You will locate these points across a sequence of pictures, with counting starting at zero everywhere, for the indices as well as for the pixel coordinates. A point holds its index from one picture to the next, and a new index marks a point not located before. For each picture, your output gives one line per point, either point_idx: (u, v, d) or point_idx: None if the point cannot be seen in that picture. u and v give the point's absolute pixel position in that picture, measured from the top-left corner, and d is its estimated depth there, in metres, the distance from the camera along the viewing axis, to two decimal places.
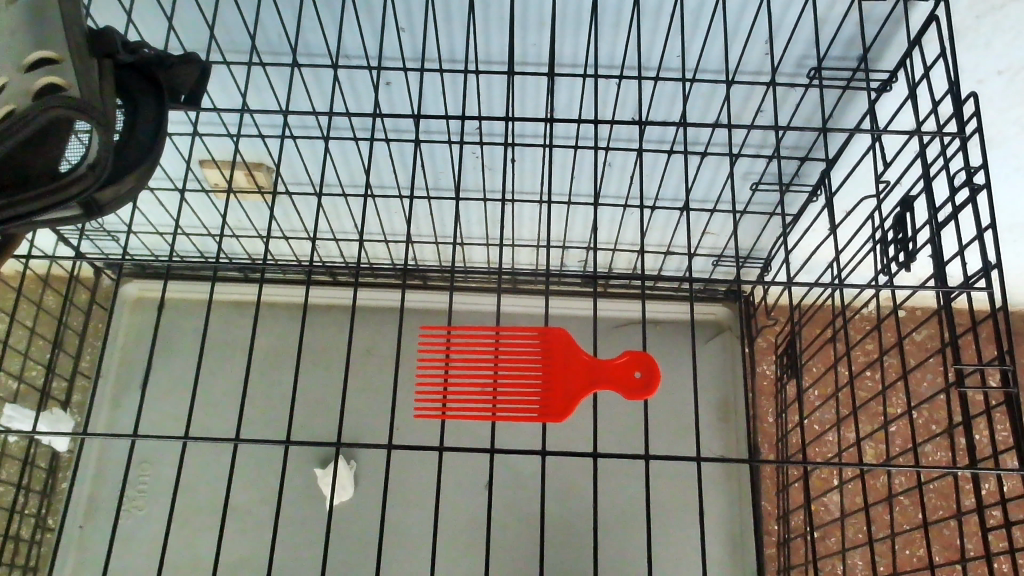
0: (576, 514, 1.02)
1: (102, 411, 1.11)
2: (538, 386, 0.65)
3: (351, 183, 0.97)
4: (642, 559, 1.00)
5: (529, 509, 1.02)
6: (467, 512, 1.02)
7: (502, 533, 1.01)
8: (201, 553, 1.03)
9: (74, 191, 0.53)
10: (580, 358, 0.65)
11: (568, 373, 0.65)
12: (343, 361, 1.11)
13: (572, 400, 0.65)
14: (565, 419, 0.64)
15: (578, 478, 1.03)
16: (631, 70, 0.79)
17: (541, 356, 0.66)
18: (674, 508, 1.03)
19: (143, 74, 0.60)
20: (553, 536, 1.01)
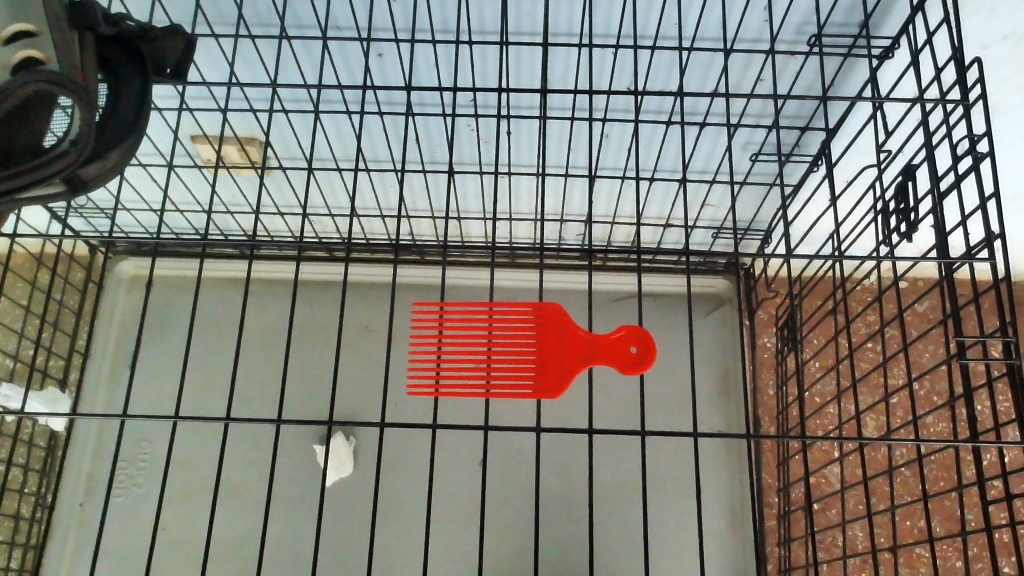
0: (572, 488, 1.01)
1: (98, 389, 1.10)
2: (532, 362, 0.64)
3: (344, 158, 0.96)
4: (639, 533, 1.00)
5: (525, 484, 1.02)
6: (464, 487, 1.02)
7: (498, 509, 1.01)
8: (198, 530, 1.03)
9: (55, 168, 0.53)
10: (575, 334, 0.64)
11: (563, 348, 0.65)
12: (338, 337, 1.10)
13: (567, 376, 0.64)
14: (560, 395, 0.63)
15: (575, 453, 1.03)
16: (627, 40, 0.78)
17: (535, 332, 0.65)
18: (671, 482, 1.02)
19: (127, 48, 0.59)
20: (550, 510, 1.01)
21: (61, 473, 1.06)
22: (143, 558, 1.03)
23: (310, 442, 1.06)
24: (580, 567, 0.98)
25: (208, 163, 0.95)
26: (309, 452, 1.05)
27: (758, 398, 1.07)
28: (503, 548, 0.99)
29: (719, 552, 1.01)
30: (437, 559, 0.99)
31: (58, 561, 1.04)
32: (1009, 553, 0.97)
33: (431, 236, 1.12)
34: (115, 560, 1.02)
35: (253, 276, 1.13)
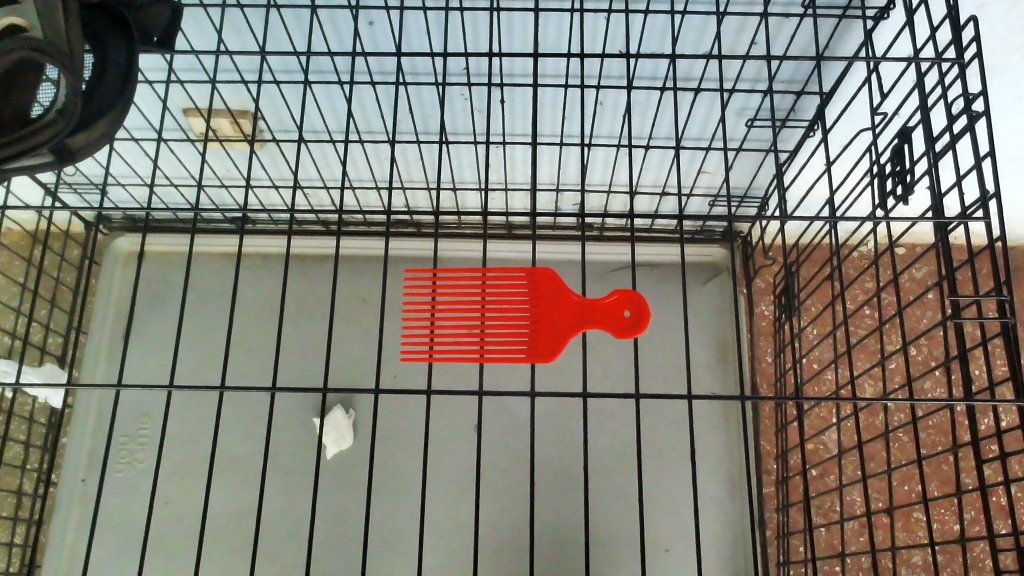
0: (568, 458, 1.02)
1: (95, 365, 1.10)
2: (526, 327, 0.65)
3: (337, 129, 0.95)
4: (635, 501, 1.00)
5: (521, 454, 1.02)
6: (461, 458, 1.03)
7: (496, 478, 1.01)
8: (197, 504, 1.03)
9: (43, 139, 0.52)
10: (568, 298, 0.64)
11: (556, 312, 0.65)
12: (332, 311, 1.10)
13: (561, 340, 0.64)
14: (554, 359, 0.64)
15: (571, 422, 1.03)
16: (619, 4, 0.77)
17: (528, 296, 0.65)
18: (667, 449, 1.03)
19: (111, 15, 0.58)
20: (546, 479, 1.01)
21: (61, 449, 1.07)
22: (144, 532, 1.03)
23: (307, 414, 1.06)
24: (577, 534, 0.98)
25: (200, 137, 0.94)
26: (307, 425, 1.06)
27: (755, 365, 1.07)
28: (501, 517, 1.00)
29: (716, 518, 1.01)
30: (435, 528, 1.00)
31: (60, 535, 1.04)
32: (1004, 514, 0.97)
33: (425, 208, 1.11)
34: (116, 534, 1.03)
35: (247, 250, 1.13)
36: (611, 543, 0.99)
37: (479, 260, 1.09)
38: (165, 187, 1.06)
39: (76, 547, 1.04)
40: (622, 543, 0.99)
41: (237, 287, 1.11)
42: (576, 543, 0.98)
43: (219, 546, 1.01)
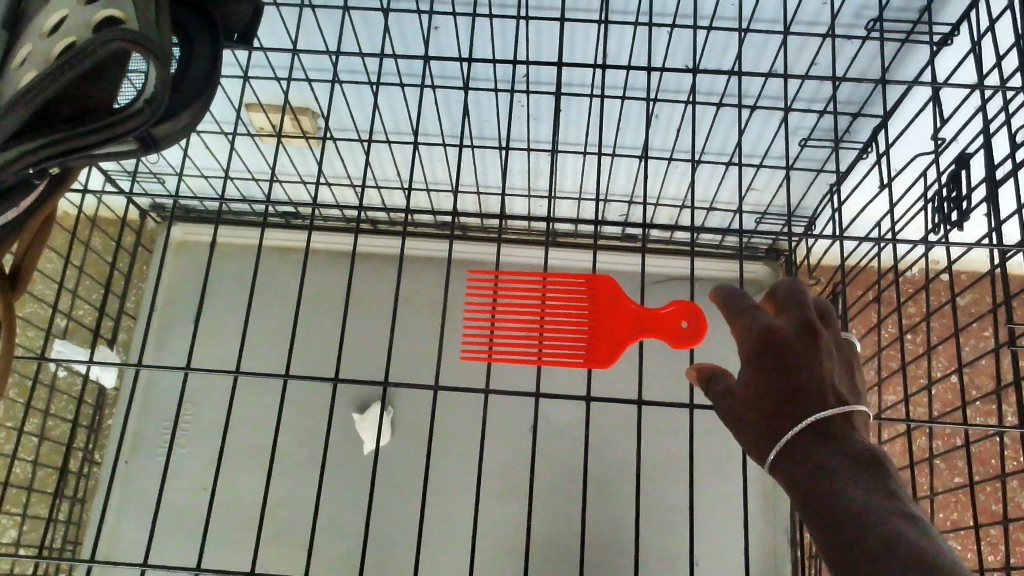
0: (620, 466, 1.03)
1: (157, 351, 1.13)
2: (585, 332, 0.66)
3: (398, 132, 0.98)
4: (686, 515, 1.00)
5: (572, 460, 1.03)
6: (512, 462, 1.03)
7: (545, 484, 1.02)
8: (251, 493, 1.05)
9: (131, 129, 0.54)
10: (628, 305, 0.65)
11: (616, 319, 0.65)
12: (391, 310, 1.11)
13: (620, 347, 0.65)
14: (611, 365, 0.65)
15: (623, 432, 1.04)
16: (685, 20, 0.78)
17: (588, 301, 0.66)
18: (717, 464, 1.03)
19: (199, 11, 0.60)
20: (597, 487, 1.02)
21: (107, 429, 1.13)
22: (199, 521, 1.05)
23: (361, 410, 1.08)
24: (626, 546, 0.99)
25: (262, 132, 0.96)
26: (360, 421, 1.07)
27: None
28: (549, 525, 1.00)
29: (761, 536, 1.01)
30: (485, 532, 1.01)
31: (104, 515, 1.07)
32: None
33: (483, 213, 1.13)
34: (171, 520, 1.05)
35: (311, 246, 1.15)
36: (658, 555, 0.99)
37: (541, 266, 1.10)
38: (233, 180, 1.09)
39: (124, 530, 1.06)
40: (668, 555, 0.99)
41: (300, 281, 1.13)
42: (625, 553, 0.98)
43: (272, 538, 1.03)
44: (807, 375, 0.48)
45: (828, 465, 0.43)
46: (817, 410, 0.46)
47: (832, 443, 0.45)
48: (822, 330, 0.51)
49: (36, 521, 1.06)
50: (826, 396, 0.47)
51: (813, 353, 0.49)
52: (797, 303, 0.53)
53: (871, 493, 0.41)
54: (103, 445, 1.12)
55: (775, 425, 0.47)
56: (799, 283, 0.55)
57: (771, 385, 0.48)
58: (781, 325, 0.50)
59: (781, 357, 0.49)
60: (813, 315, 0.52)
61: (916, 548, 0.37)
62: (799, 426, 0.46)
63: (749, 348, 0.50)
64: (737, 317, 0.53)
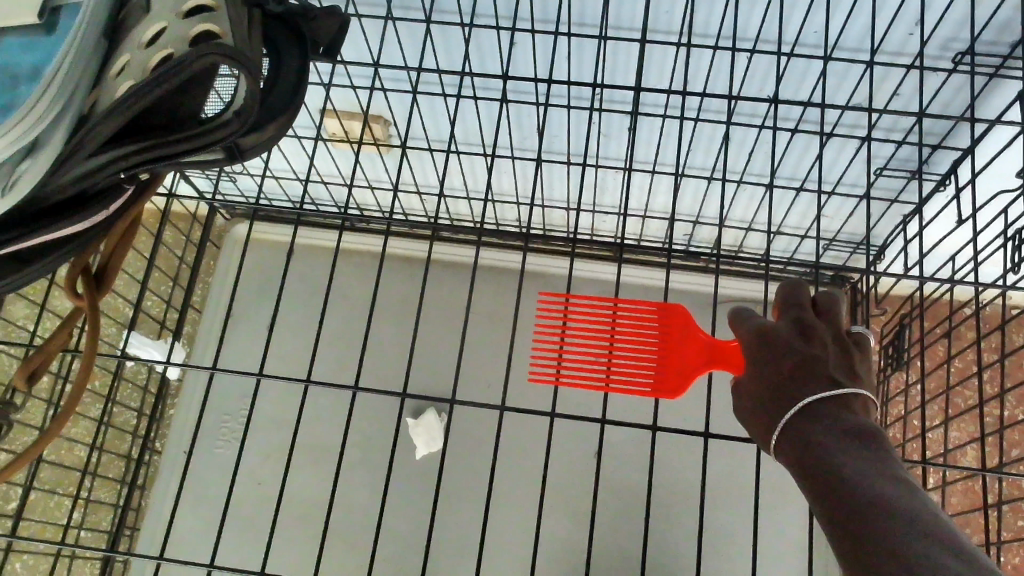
0: (684, 490, 1.04)
1: (229, 348, 1.17)
2: (653, 360, 0.65)
3: (468, 143, 0.99)
4: (748, 542, 1.01)
5: (636, 483, 1.05)
6: (576, 480, 1.06)
7: (609, 501, 1.04)
8: (319, 493, 1.09)
9: (219, 140, 0.55)
10: (699, 335, 0.64)
11: (685, 350, 0.64)
12: (462, 321, 1.14)
13: (688, 378, 0.64)
14: (678, 396, 0.64)
15: (688, 459, 1.06)
16: (768, 45, 0.78)
17: (659, 330, 0.66)
18: (780, 495, 1.04)
19: (289, 25, 0.61)
20: (660, 512, 1.04)
21: (168, 418, 1.15)
22: (265, 516, 1.09)
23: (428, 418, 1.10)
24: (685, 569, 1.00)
25: (334, 137, 0.99)
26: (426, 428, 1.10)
27: None
28: (610, 543, 1.02)
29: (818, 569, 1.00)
30: (548, 547, 1.03)
31: (161, 502, 1.11)
32: None
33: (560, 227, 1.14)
34: (240, 513, 1.09)
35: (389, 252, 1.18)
36: None
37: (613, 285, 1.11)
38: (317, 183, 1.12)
39: (186, 520, 1.10)
40: None
41: (376, 289, 1.16)
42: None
43: (338, 538, 1.06)
44: (799, 364, 0.52)
45: (817, 436, 0.47)
46: (805, 393, 0.50)
47: (820, 418, 0.49)
48: (816, 326, 0.55)
49: (101, 504, 1.10)
50: (819, 378, 0.51)
51: (808, 349, 0.53)
52: (794, 302, 0.58)
53: (851, 457, 0.45)
54: (164, 434, 1.15)
55: (773, 414, 0.51)
56: (797, 284, 0.60)
57: (767, 380, 0.53)
58: (774, 326, 0.55)
59: (775, 355, 0.54)
60: (807, 312, 0.56)
61: (884, 498, 0.40)
62: (790, 410, 0.50)
63: (750, 352, 0.56)
64: (741, 328, 0.58)
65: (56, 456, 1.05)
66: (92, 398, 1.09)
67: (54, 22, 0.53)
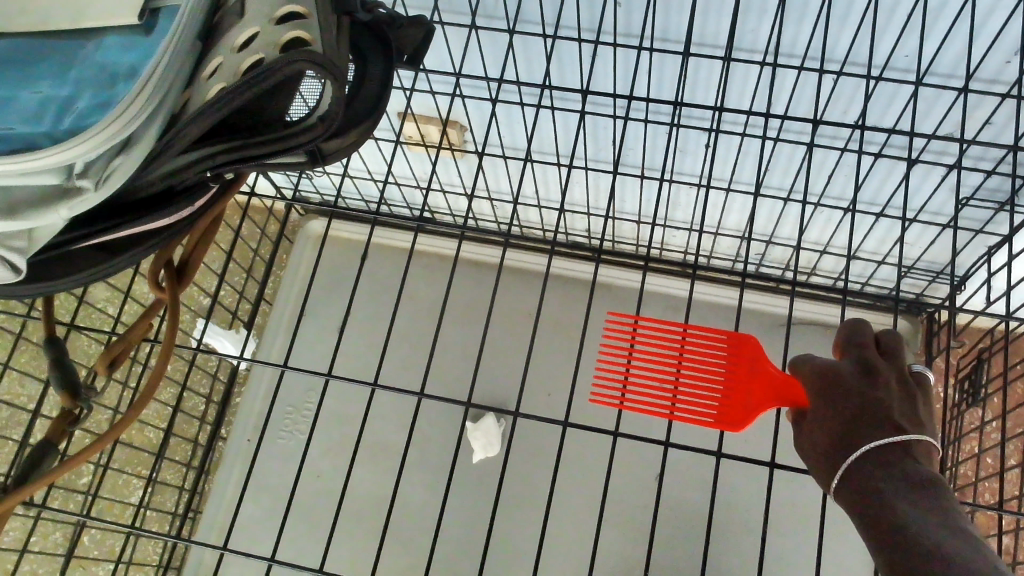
0: (747, 514, 1.02)
1: (300, 342, 1.19)
2: (720, 391, 0.64)
3: (543, 152, 0.99)
4: (810, 572, 0.99)
5: (697, 504, 1.03)
6: (636, 496, 1.05)
7: (667, 520, 1.03)
8: (379, 490, 1.10)
9: (304, 143, 0.56)
10: (769, 366, 0.62)
11: (753, 382, 0.62)
12: (530, 329, 1.14)
13: (754, 411, 0.62)
14: (743, 429, 0.62)
15: (752, 483, 1.04)
16: (855, 68, 0.76)
17: (728, 360, 0.64)
18: (845, 526, 1.01)
19: (376, 35, 0.62)
20: (720, 534, 1.02)
21: (236, 407, 1.19)
22: (326, 509, 1.11)
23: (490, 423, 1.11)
24: None
25: (411, 141, 1.01)
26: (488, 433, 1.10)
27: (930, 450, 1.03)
28: (667, 562, 1.01)
29: None
30: (603, 561, 1.03)
31: (223, 487, 1.14)
32: None
33: (632, 240, 1.13)
34: (301, 505, 1.11)
35: (460, 256, 1.19)
36: None
37: (684, 301, 1.10)
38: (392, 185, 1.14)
39: (248, 507, 1.13)
40: None
41: (445, 291, 1.17)
42: None
43: (396, 536, 1.08)
44: (862, 409, 0.52)
45: (877, 486, 0.48)
46: (869, 443, 0.50)
47: (885, 471, 0.48)
48: (879, 366, 0.54)
49: (168, 487, 1.13)
50: (881, 423, 0.51)
51: (872, 387, 0.53)
52: (856, 341, 0.57)
53: (918, 518, 0.44)
54: (231, 422, 1.18)
55: (834, 461, 0.51)
56: (857, 321, 0.59)
57: (829, 423, 0.52)
58: (836, 366, 0.55)
59: (837, 399, 0.53)
60: (869, 351, 0.56)
61: (955, 570, 0.40)
62: (854, 459, 0.50)
63: (811, 394, 0.55)
64: (801, 368, 0.58)
65: (128, 437, 1.08)
66: (165, 382, 1.12)
67: (151, 25, 0.55)
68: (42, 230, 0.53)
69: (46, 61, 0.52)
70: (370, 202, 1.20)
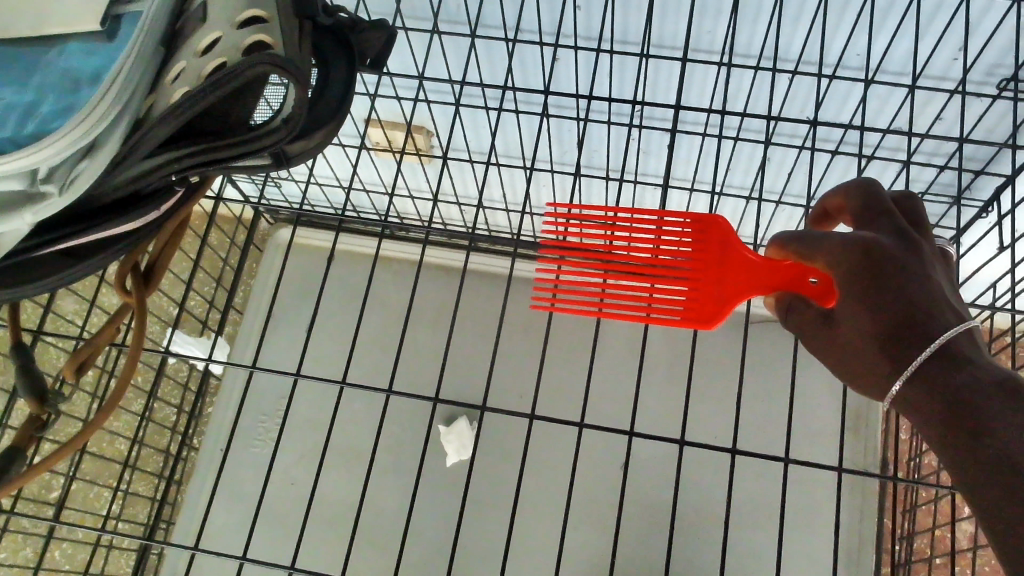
0: (712, 507, 1.04)
1: (269, 349, 1.19)
2: (695, 288, 0.67)
3: (509, 156, 1.01)
4: (774, 563, 1.01)
5: (664, 499, 1.05)
6: (603, 492, 1.06)
7: (635, 515, 1.05)
8: (349, 495, 1.11)
9: (268, 145, 0.57)
10: (737, 259, 0.65)
11: (723, 277, 0.66)
12: (497, 332, 1.15)
13: (726, 306, 0.66)
14: (719, 322, 0.66)
15: (717, 476, 1.06)
16: (809, 66, 0.78)
17: (697, 255, 0.67)
18: (807, 516, 1.03)
19: (338, 39, 0.63)
20: (686, 527, 1.04)
21: (206, 416, 1.19)
22: (296, 515, 1.11)
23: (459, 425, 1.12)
24: None
25: (377, 146, 1.01)
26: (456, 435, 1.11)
27: (890, 441, 1.05)
28: (635, 557, 1.03)
29: None
30: (572, 557, 1.04)
31: (193, 496, 1.14)
32: None
33: None
34: (271, 511, 1.11)
35: (427, 261, 1.20)
36: None
37: None
38: (359, 191, 1.15)
39: (218, 515, 1.12)
40: None
41: (412, 295, 1.18)
42: None
43: (366, 539, 1.08)
44: (919, 293, 0.49)
45: (955, 385, 0.45)
46: (939, 329, 0.47)
47: (961, 363, 0.46)
48: (917, 242, 0.52)
49: (137, 497, 1.13)
50: (940, 310, 0.48)
51: (920, 266, 0.51)
52: (883, 215, 0.54)
53: (1011, 424, 0.42)
54: (201, 432, 1.18)
55: (897, 350, 0.48)
56: (875, 189, 0.56)
57: (883, 309, 0.49)
58: (878, 241, 0.51)
59: (889, 280, 0.49)
60: (903, 227, 0.53)
61: None
62: (927, 350, 0.47)
63: (847, 270, 0.50)
64: (821, 244, 0.53)
65: (98, 449, 1.08)
66: (135, 393, 1.12)
67: (115, 30, 0.55)
68: (4, 238, 0.53)
69: (9, 69, 0.53)
70: (337, 208, 1.21)
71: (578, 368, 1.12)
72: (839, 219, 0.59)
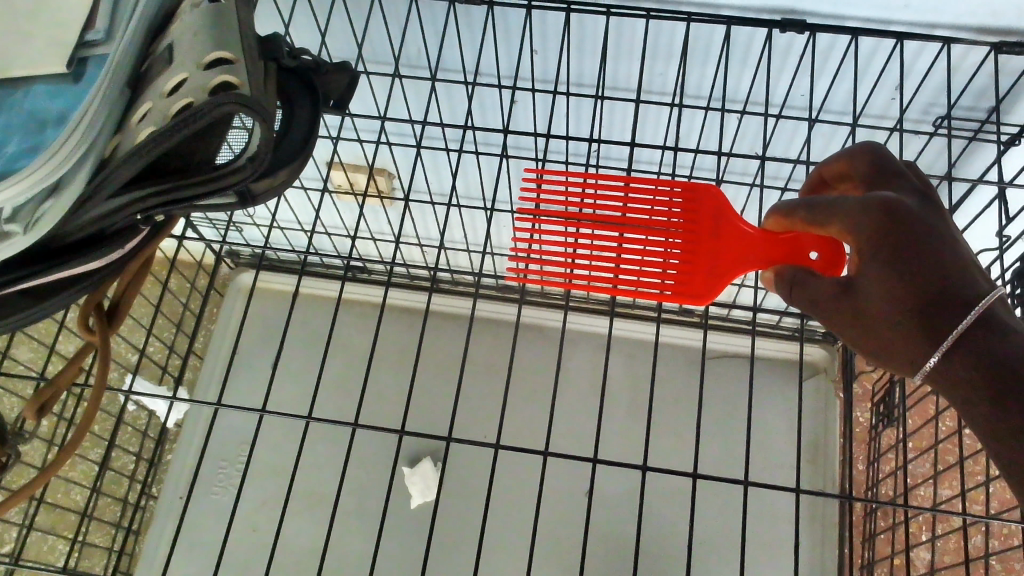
0: (676, 539, 1.05)
1: (230, 393, 1.19)
2: (685, 267, 0.70)
3: (469, 197, 1.03)
4: None
5: (628, 531, 1.06)
6: (568, 527, 1.07)
7: (600, 549, 1.05)
8: (314, 537, 1.09)
9: (233, 183, 0.57)
10: (731, 232, 0.68)
11: (717, 251, 0.69)
12: (460, 370, 1.16)
13: (719, 281, 0.69)
14: (711, 299, 0.69)
15: (681, 508, 1.07)
16: (756, 107, 0.81)
17: (688, 236, 0.70)
18: (769, 545, 1.05)
19: (302, 80, 0.65)
20: (650, 559, 1.05)
21: (165, 463, 1.17)
22: (258, 559, 1.09)
23: None
24: None
25: (339, 189, 1.03)
26: None
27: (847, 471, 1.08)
28: None
29: None
30: None
31: (152, 545, 1.12)
32: None
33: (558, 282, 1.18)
34: (233, 556, 1.10)
35: (389, 302, 1.21)
36: None
37: (604, 337, 1.17)
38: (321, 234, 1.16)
39: (177, 563, 1.10)
40: None
41: (375, 336, 1.19)
42: None
43: None
44: (950, 260, 0.50)
45: (990, 357, 0.46)
46: (971, 292, 0.49)
47: (1001, 334, 0.47)
48: (934, 204, 0.54)
49: (94, 547, 1.10)
50: (970, 275, 0.50)
51: (942, 228, 0.52)
52: (897, 177, 0.56)
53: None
54: (161, 480, 1.16)
55: (930, 315, 0.48)
56: (883, 154, 0.57)
57: (915, 274, 0.49)
58: (902, 204, 0.52)
59: (919, 245, 0.50)
60: (919, 189, 0.55)
61: None
62: (967, 319, 0.48)
63: (874, 231, 0.51)
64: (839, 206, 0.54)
65: (53, 498, 1.06)
66: (92, 441, 1.10)
67: (81, 73, 0.56)
68: None
69: None
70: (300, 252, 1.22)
71: (541, 405, 1.13)
72: (839, 184, 0.61)
